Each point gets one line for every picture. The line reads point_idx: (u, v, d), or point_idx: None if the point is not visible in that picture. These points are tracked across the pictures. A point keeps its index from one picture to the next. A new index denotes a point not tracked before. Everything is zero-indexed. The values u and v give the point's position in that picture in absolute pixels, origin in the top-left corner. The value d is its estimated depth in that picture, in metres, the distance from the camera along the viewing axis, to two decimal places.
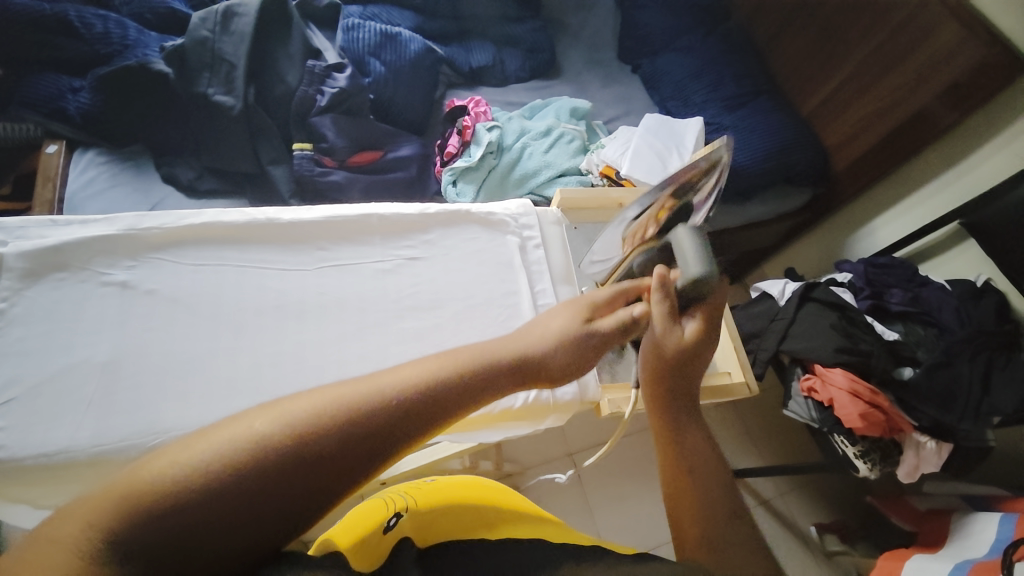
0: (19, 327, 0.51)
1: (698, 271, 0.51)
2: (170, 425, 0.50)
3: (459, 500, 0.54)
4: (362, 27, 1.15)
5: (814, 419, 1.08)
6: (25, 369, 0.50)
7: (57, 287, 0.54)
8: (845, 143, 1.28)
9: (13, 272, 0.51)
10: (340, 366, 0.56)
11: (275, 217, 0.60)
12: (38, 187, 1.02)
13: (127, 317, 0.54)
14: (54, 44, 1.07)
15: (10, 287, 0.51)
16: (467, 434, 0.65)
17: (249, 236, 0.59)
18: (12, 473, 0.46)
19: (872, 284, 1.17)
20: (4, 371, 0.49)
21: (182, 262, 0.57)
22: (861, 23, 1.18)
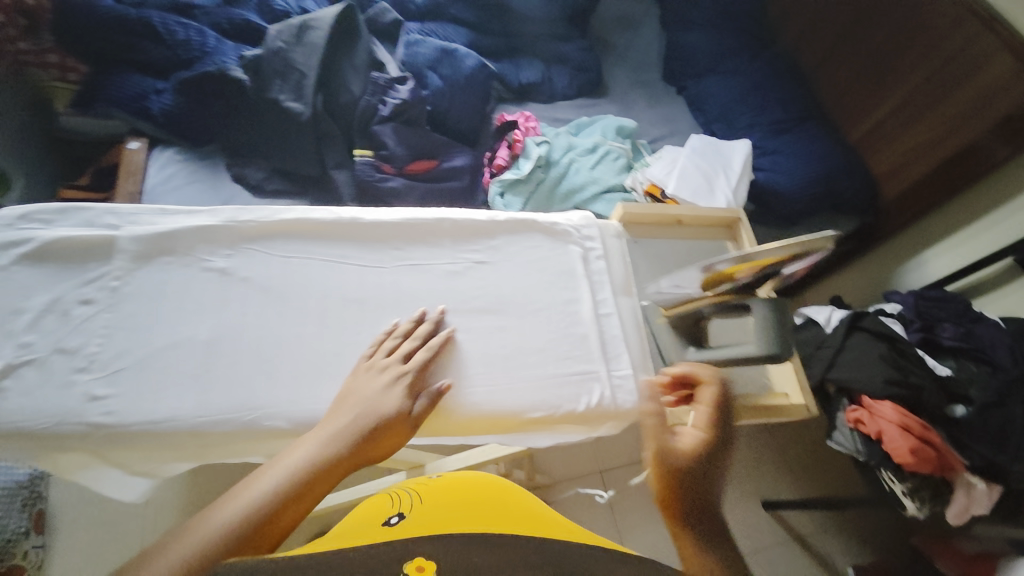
0: (129, 304, 0.53)
1: (767, 351, 0.54)
2: (265, 403, 0.52)
3: (478, 496, 0.59)
4: (422, 42, 1.22)
5: (860, 452, 1.07)
6: (131, 344, 0.52)
7: (167, 268, 0.55)
8: (892, 173, 1.25)
9: (127, 254, 0.54)
10: (398, 362, 0.57)
11: (357, 218, 0.62)
12: (121, 180, 1.11)
13: (228, 300, 0.56)
14: (139, 48, 1.16)
15: (123, 268, 0.54)
16: (517, 438, 0.60)
17: (334, 233, 0.61)
18: (119, 441, 0.49)
19: (923, 317, 1.14)
20: (118, 343, 0.51)
21: (274, 252, 0.58)
22: (912, 53, 1.17)
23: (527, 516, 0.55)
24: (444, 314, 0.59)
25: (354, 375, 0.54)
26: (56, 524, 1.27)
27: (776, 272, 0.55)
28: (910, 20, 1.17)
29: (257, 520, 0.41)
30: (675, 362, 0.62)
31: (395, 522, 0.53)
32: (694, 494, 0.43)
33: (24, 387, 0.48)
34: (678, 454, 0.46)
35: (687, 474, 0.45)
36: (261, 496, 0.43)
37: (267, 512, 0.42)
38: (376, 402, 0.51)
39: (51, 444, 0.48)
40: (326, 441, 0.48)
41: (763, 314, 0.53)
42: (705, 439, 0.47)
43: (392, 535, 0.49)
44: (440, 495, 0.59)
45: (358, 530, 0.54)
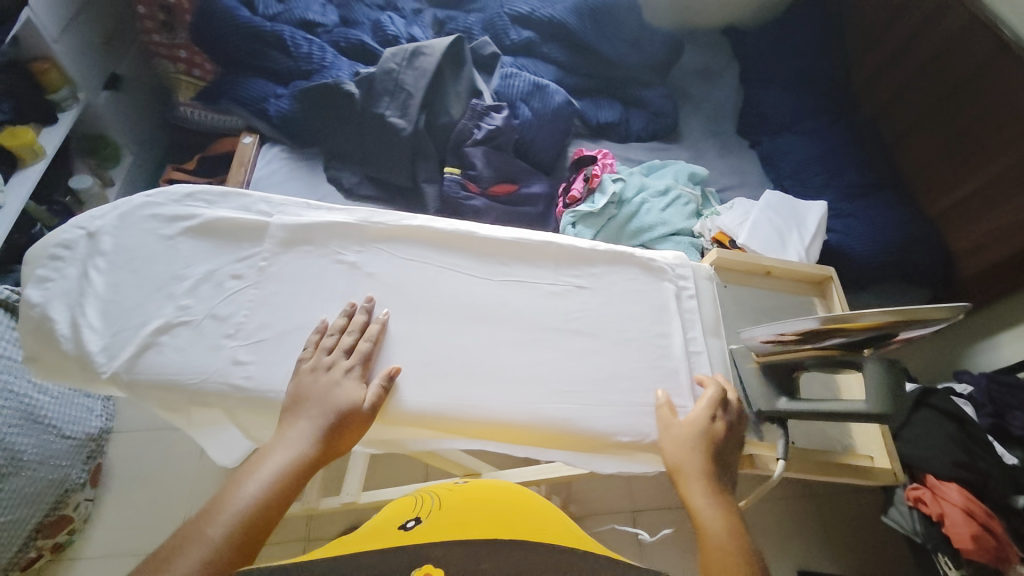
0: (272, 283, 0.62)
1: (876, 408, 0.53)
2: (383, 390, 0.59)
3: (515, 509, 0.62)
4: (518, 75, 1.30)
5: (917, 532, 1.03)
6: (273, 319, 0.60)
7: (308, 258, 0.63)
8: (974, 251, 1.22)
9: (275, 239, 0.63)
10: (512, 371, 0.62)
11: (475, 233, 0.68)
12: (232, 170, 1.22)
13: (355, 292, 0.63)
14: (268, 55, 1.29)
15: (271, 250, 0.63)
16: (584, 460, 0.62)
17: (452, 242, 0.68)
18: (256, 404, 0.56)
19: (994, 402, 1.06)
20: (260, 317, 0.60)
21: (399, 253, 0.66)
22: (1003, 135, 1.16)
23: (560, 531, 0.59)
24: (372, 302, 0.62)
25: (298, 376, 0.56)
26: (109, 479, 1.25)
27: (892, 335, 0.55)
28: (1001, 103, 1.17)
29: (245, 525, 0.48)
30: (763, 410, 0.65)
31: (411, 526, 0.57)
32: (691, 474, 0.57)
33: (179, 343, 0.57)
34: (672, 443, 0.59)
35: (683, 461, 0.57)
36: (247, 502, 0.49)
37: (254, 516, 0.49)
38: (331, 403, 0.55)
39: (197, 399, 0.56)
40: (292, 446, 0.53)
41: (875, 374, 0.54)
42: (700, 425, 0.60)
43: (408, 539, 0.53)
44: (460, 503, 0.63)
45: (379, 532, 0.57)
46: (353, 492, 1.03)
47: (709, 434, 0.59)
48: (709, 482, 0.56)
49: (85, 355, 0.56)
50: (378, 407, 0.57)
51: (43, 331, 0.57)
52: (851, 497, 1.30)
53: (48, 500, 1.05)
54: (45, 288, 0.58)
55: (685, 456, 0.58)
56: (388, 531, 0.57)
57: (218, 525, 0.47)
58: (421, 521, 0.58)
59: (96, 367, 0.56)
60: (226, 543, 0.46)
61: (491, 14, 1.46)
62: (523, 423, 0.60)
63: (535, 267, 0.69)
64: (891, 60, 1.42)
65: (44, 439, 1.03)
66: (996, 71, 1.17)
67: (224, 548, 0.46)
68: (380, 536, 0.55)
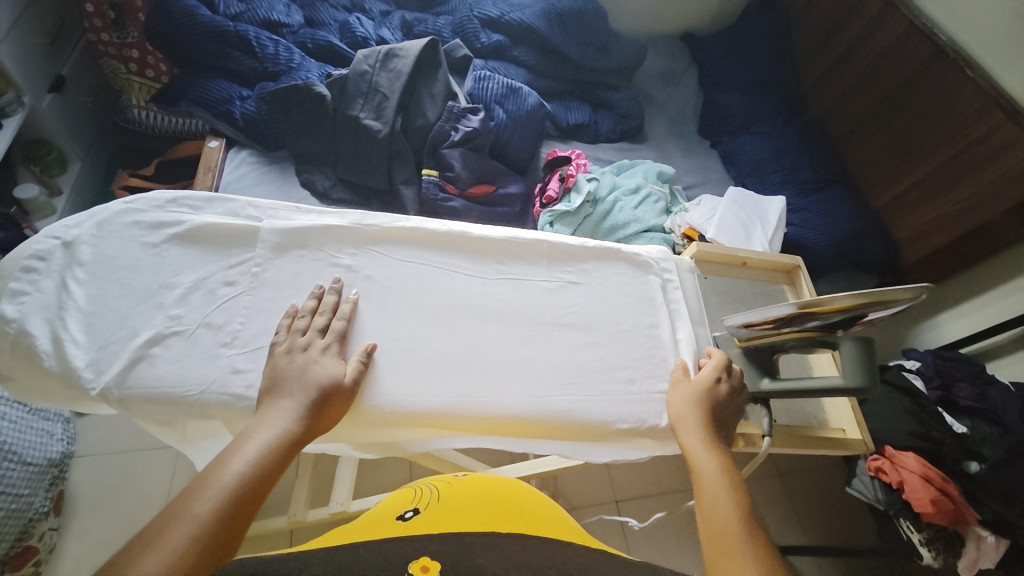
0: (267, 289, 0.61)
1: (854, 383, 0.59)
2: (387, 392, 0.59)
3: (514, 502, 0.63)
4: (491, 78, 1.31)
5: (879, 500, 1.12)
6: (271, 325, 0.59)
7: (301, 264, 0.63)
8: (914, 239, 1.34)
9: (268, 244, 0.62)
10: (516, 364, 0.64)
11: (469, 233, 0.70)
12: (199, 175, 1.17)
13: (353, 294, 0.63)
14: (231, 56, 1.25)
15: (265, 256, 0.62)
16: (579, 452, 0.64)
17: (446, 243, 0.69)
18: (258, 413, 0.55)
19: (940, 375, 1.17)
20: (258, 324, 0.59)
21: (393, 255, 0.67)
22: (939, 133, 1.27)
23: (558, 524, 0.60)
24: (341, 283, 0.62)
25: (274, 360, 0.55)
26: (71, 506, 1.17)
27: (864, 314, 0.60)
28: (937, 103, 1.27)
29: (235, 503, 0.45)
30: (749, 391, 0.69)
31: (409, 517, 0.56)
32: (693, 425, 0.61)
33: (173, 354, 0.55)
34: (676, 398, 0.64)
35: (687, 412, 0.62)
36: (235, 477, 0.46)
37: (242, 493, 0.46)
38: (312, 380, 0.54)
39: (195, 411, 0.54)
40: (277, 425, 0.51)
41: (850, 352, 0.59)
42: (709, 383, 0.64)
43: (407, 531, 0.52)
44: (457, 494, 0.63)
45: (375, 524, 0.57)
46: (342, 502, 1.01)
47: (715, 392, 0.64)
48: (709, 432, 0.60)
49: (70, 372, 0.53)
50: (360, 382, 0.57)
51: (21, 349, 0.53)
52: (816, 472, 1.39)
53: (8, 533, 0.98)
54: (24, 302, 0.55)
55: (685, 412, 0.62)
56: (389, 522, 0.56)
57: (208, 500, 0.44)
58: (419, 512, 0.58)
59: (82, 384, 0.53)
60: (218, 516, 0.43)
61: (461, 17, 1.47)
62: (522, 415, 0.61)
63: (531, 266, 0.72)
64: (836, 65, 1.54)
65: (3, 467, 0.96)
66: (931, 75, 1.28)
67: (215, 523, 0.43)
68: (381, 527, 0.54)
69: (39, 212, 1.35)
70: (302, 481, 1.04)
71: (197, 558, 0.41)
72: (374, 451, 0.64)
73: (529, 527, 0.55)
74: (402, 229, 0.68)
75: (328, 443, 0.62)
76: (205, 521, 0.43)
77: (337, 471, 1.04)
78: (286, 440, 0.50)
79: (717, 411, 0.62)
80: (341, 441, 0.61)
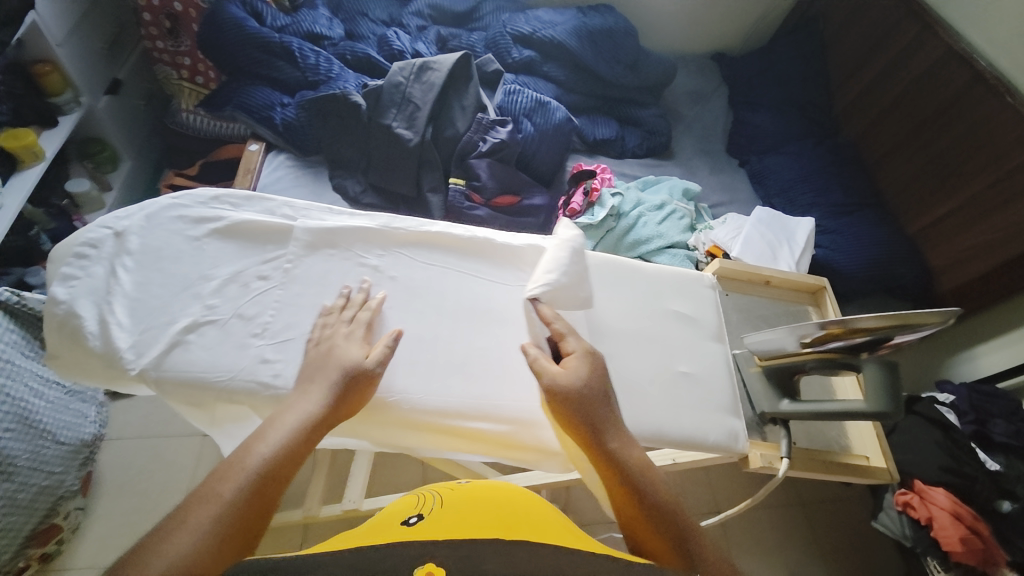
0: (297, 285, 0.64)
1: (879, 407, 0.57)
2: (401, 390, 0.60)
3: (517, 507, 0.63)
4: (520, 92, 1.34)
5: (907, 537, 1.08)
6: (298, 320, 0.62)
7: (331, 262, 0.66)
8: (951, 267, 1.30)
9: (301, 242, 0.65)
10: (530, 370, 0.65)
11: (491, 240, 0.72)
12: (240, 176, 1.23)
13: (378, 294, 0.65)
14: (276, 66, 1.32)
15: (296, 253, 0.65)
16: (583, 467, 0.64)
17: (468, 248, 0.71)
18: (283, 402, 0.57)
19: (976, 410, 1.11)
20: (287, 317, 0.61)
21: (418, 258, 0.69)
22: (978, 159, 1.23)
23: (562, 528, 0.60)
24: (370, 285, 0.65)
25: (308, 348, 0.58)
26: (99, 487, 1.22)
27: (889, 339, 0.58)
28: (976, 129, 1.24)
29: (261, 485, 0.47)
30: (766, 411, 0.69)
31: (414, 522, 0.57)
32: (602, 421, 0.55)
33: (206, 342, 0.59)
34: (569, 392, 0.55)
35: (585, 404, 0.55)
36: (261, 460, 0.48)
37: (267, 476, 0.48)
38: (337, 365, 0.56)
39: (224, 396, 0.57)
40: (303, 409, 0.52)
41: (874, 376, 0.57)
42: (594, 363, 0.58)
43: (414, 534, 0.53)
44: (460, 501, 0.63)
45: (381, 527, 0.58)
46: (355, 499, 1.02)
47: (603, 371, 0.59)
48: (618, 426, 0.56)
49: (112, 353, 0.56)
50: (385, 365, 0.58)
51: (70, 329, 0.57)
52: (838, 504, 1.34)
53: (37, 509, 1.03)
54: (74, 286, 0.58)
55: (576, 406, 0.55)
56: (394, 527, 0.56)
57: (234, 483, 0.46)
58: (423, 518, 0.58)
59: (123, 364, 0.56)
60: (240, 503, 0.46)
61: (494, 33, 1.51)
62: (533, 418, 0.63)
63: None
64: (871, 87, 1.50)
65: (38, 445, 1.01)
66: (971, 99, 1.25)
67: (236, 506, 0.45)
68: (386, 532, 0.55)
69: (90, 206, 1.44)
70: (319, 477, 1.06)
71: (225, 535, 0.44)
72: (392, 450, 0.66)
73: (539, 534, 0.55)
74: (428, 232, 0.70)
75: (344, 437, 0.64)
76: (229, 505, 0.45)
77: (352, 468, 1.06)
78: (309, 424, 0.52)
79: (608, 397, 0.57)
80: (358, 437, 0.63)
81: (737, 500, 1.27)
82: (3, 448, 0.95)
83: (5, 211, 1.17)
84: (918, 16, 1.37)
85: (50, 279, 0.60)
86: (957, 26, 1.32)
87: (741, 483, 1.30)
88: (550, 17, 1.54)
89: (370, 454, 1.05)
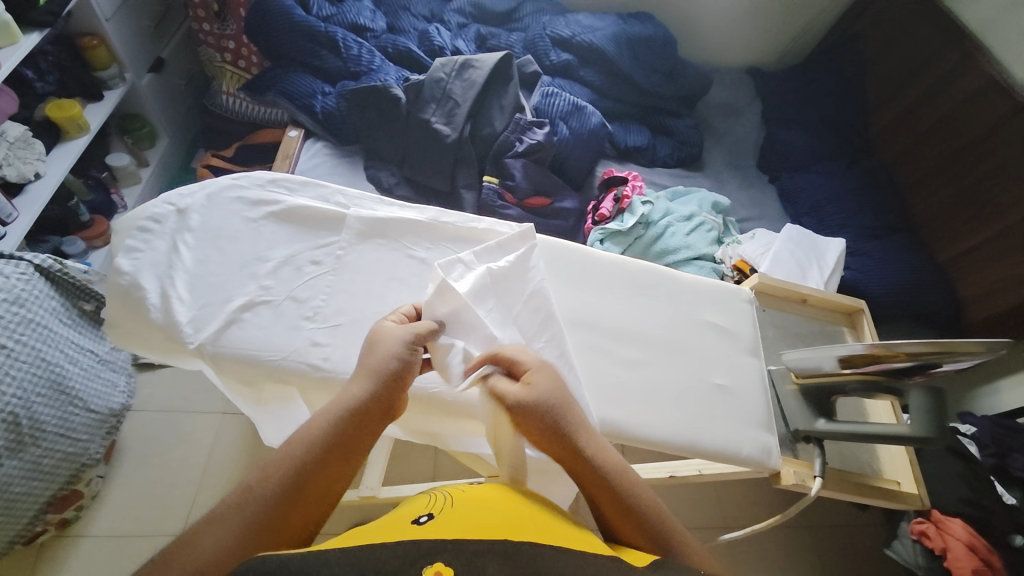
0: (347, 272, 0.66)
1: (922, 432, 0.58)
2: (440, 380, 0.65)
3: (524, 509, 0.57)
4: (558, 95, 1.34)
5: (919, 566, 1.06)
6: (348, 306, 0.63)
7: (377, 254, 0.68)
8: (981, 298, 1.28)
9: (353, 230, 0.67)
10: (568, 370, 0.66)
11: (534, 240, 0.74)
12: (278, 160, 1.25)
13: (425, 286, 0.67)
14: (319, 55, 1.34)
15: (348, 241, 0.67)
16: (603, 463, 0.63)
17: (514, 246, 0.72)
18: (331, 384, 0.59)
19: (998, 443, 1.07)
20: (337, 302, 0.63)
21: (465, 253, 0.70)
22: (1016, 190, 1.22)
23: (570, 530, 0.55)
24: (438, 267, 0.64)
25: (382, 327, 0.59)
26: (120, 457, 1.25)
27: (936, 364, 0.58)
28: (1015, 160, 1.23)
29: (297, 475, 0.50)
30: (801, 429, 0.70)
31: (424, 521, 0.53)
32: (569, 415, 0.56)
33: (261, 321, 0.60)
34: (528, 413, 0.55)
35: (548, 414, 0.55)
36: (299, 452, 0.51)
37: (303, 467, 0.50)
38: (386, 353, 0.56)
39: (275, 375, 0.59)
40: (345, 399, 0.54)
41: (919, 402, 0.58)
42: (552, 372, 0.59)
43: (423, 534, 0.50)
44: (464, 500, 0.58)
45: (391, 524, 0.54)
46: (373, 487, 1.04)
47: (560, 377, 0.59)
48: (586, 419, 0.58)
49: (171, 326, 0.58)
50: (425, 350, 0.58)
51: (132, 301, 0.59)
52: (850, 529, 1.33)
53: (61, 474, 1.06)
54: (137, 260, 0.60)
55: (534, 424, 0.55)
56: (400, 528, 0.52)
57: (269, 480, 0.50)
58: (434, 516, 0.54)
59: (181, 338, 0.58)
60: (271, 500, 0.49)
61: (533, 34, 1.52)
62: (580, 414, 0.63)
63: (597, 282, 0.75)
64: (909, 111, 1.49)
65: (67, 411, 1.04)
66: (1011, 130, 1.24)
67: (277, 494, 0.49)
68: (386, 533, 0.51)
69: (127, 180, 1.47)
70: None
71: (270, 518, 0.48)
72: (421, 440, 0.70)
73: (545, 536, 0.51)
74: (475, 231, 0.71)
75: None
76: (259, 502, 0.48)
77: (371, 456, 1.07)
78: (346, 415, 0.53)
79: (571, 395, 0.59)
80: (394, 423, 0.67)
81: (748, 517, 1.26)
82: (33, 412, 0.98)
83: (49, 177, 1.20)
84: (962, 41, 1.35)
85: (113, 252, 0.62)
86: (1004, 55, 1.30)
87: (753, 500, 1.29)
88: (590, 22, 1.54)
89: (390, 443, 1.06)
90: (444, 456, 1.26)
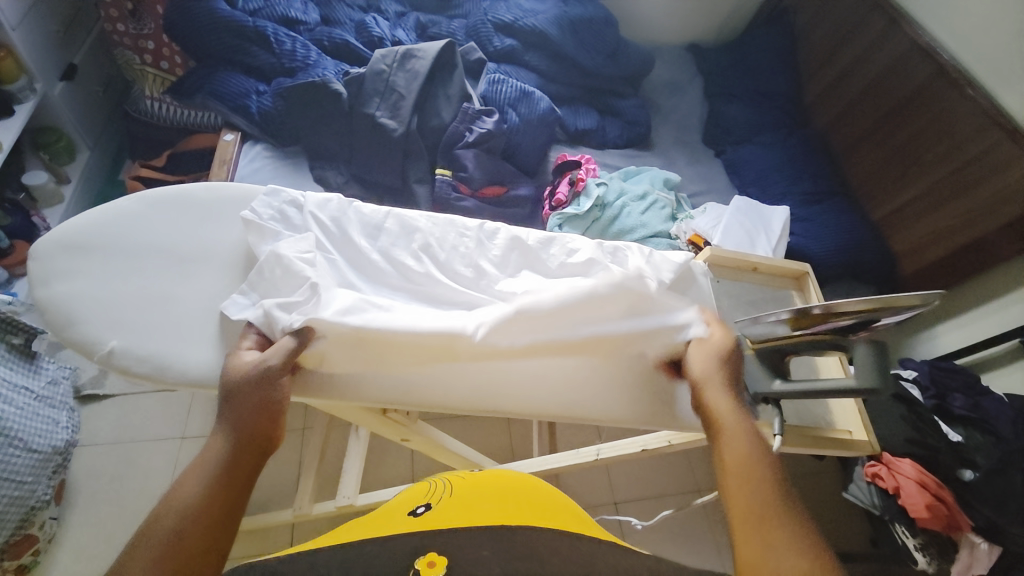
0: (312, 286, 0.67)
1: (864, 381, 0.61)
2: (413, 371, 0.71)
3: (519, 488, 0.58)
4: (504, 82, 1.33)
5: (876, 505, 1.16)
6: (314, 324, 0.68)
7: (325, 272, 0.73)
8: (913, 252, 1.38)
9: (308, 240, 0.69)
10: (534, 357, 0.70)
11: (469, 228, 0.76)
12: (215, 168, 1.19)
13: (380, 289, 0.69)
14: (249, 52, 1.26)
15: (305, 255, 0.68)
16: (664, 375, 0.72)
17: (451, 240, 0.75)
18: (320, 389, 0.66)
19: (936, 384, 1.19)
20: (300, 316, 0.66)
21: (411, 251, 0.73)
22: (938, 150, 1.30)
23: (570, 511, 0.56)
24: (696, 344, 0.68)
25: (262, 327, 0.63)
26: (73, 495, 1.19)
27: (876, 319, 0.62)
28: (939, 120, 1.30)
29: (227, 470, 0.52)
30: (760, 392, 0.72)
31: (422, 512, 0.53)
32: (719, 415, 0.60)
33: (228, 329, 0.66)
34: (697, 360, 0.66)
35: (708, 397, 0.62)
36: (221, 454, 0.53)
37: (232, 458, 0.53)
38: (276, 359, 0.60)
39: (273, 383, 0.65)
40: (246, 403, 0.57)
41: (863, 354, 0.62)
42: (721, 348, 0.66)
43: (418, 526, 0.49)
44: (461, 488, 0.58)
45: (389, 519, 0.53)
46: (349, 495, 1.02)
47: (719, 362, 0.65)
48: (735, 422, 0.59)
49: (174, 350, 0.66)
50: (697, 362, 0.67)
51: (136, 329, 0.67)
52: (811, 479, 1.42)
53: (10, 521, 0.97)
54: (131, 292, 0.69)
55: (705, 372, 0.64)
56: (399, 519, 0.52)
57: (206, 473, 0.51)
58: (431, 507, 0.54)
59: (187, 366, 0.66)
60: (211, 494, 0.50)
61: (474, 21, 1.50)
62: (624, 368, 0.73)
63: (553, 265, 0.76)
64: (841, 79, 1.56)
65: (7, 453, 0.95)
66: (933, 92, 1.31)
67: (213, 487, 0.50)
68: (384, 528, 0.51)
69: (46, 200, 1.35)
70: (309, 475, 1.06)
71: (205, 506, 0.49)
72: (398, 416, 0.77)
73: (543, 519, 0.51)
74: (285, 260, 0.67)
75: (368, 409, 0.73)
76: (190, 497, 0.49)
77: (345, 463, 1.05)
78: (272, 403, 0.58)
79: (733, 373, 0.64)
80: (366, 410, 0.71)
81: None
82: None
83: None
84: (885, 10, 1.42)
85: (94, 285, 0.69)
86: (923, 21, 1.37)
87: None
88: (531, 6, 1.53)
89: (361, 448, 1.04)
90: (420, 453, 1.25)
